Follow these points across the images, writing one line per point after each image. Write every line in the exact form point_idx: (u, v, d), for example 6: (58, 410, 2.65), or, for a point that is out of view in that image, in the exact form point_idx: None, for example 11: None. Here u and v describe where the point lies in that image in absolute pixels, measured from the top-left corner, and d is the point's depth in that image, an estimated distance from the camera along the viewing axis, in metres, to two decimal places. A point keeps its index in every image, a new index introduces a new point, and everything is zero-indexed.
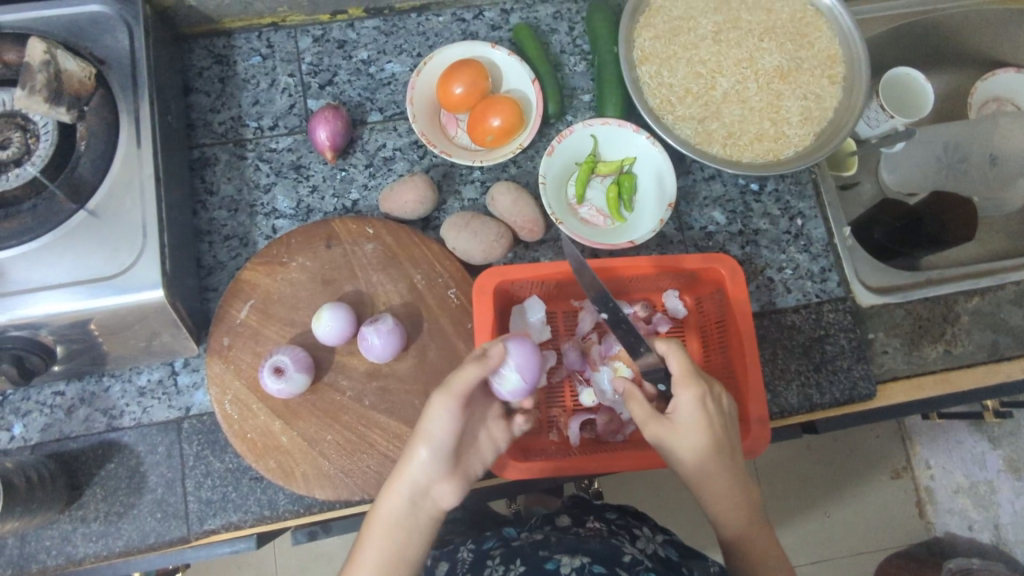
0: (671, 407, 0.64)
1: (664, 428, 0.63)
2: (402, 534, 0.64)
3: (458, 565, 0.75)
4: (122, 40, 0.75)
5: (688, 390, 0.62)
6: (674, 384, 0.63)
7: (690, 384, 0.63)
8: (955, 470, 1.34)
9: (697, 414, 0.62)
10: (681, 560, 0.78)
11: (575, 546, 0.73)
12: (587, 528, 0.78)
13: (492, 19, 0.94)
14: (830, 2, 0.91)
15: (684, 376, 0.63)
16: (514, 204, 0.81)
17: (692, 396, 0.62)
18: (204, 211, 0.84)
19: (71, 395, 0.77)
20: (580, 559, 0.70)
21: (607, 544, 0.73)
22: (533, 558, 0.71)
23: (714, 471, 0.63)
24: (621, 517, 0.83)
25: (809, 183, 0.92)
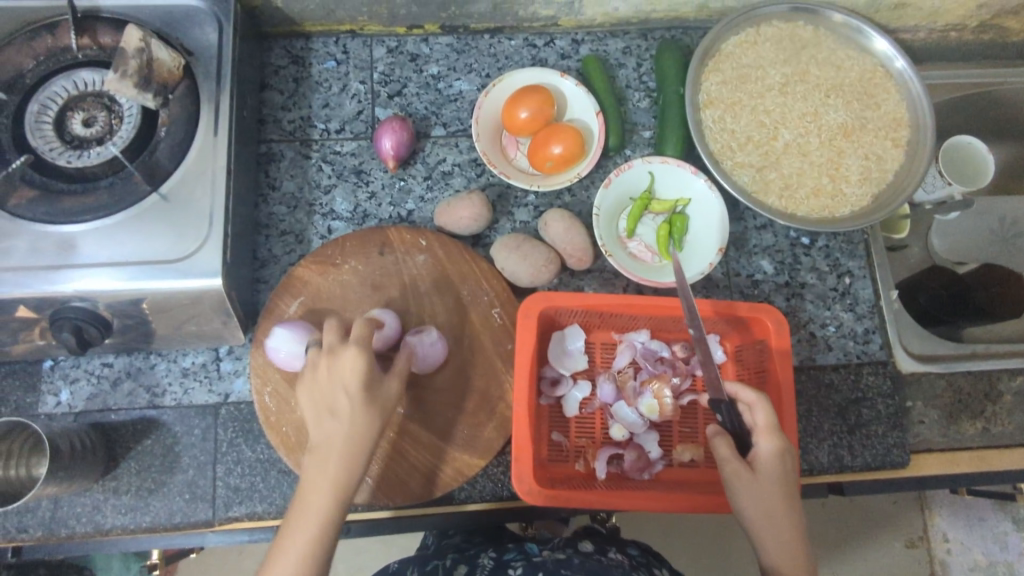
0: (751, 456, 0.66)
1: (742, 471, 0.64)
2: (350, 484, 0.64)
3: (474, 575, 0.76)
4: (210, 34, 0.78)
5: (771, 440, 0.65)
6: (757, 432, 0.66)
7: (774, 435, 0.66)
8: (974, 547, 1.31)
9: (777, 465, 0.64)
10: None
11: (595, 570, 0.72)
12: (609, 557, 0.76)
13: (562, 48, 0.96)
14: (901, 66, 0.92)
15: (769, 426, 0.66)
16: (566, 231, 0.82)
17: (773, 447, 0.65)
18: (265, 205, 0.86)
19: (118, 368, 0.80)
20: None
21: None
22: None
23: (780, 528, 0.63)
24: (642, 555, 0.82)
25: (861, 243, 0.92)
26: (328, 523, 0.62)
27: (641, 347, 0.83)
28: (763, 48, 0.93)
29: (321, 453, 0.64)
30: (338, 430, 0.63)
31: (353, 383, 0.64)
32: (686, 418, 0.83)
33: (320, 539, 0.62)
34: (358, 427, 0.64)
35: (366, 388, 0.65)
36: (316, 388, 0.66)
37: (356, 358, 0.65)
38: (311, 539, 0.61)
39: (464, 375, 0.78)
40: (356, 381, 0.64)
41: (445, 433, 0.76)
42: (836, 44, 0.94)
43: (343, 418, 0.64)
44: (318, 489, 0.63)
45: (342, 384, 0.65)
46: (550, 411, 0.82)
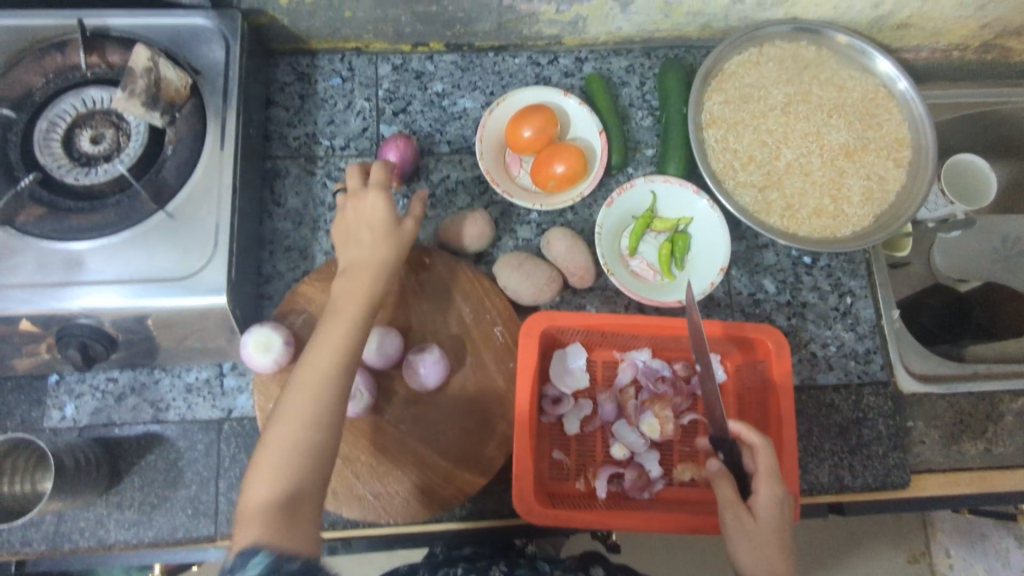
0: (751, 502, 0.64)
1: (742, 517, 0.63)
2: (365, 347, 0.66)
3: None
4: (217, 53, 0.79)
5: (772, 488, 0.64)
6: (759, 479, 0.64)
7: (777, 485, 0.64)
8: (977, 563, 1.31)
9: (775, 515, 0.63)
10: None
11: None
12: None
13: (566, 66, 0.96)
14: (904, 87, 0.92)
15: (770, 474, 0.64)
16: (569, 250, 0.83)
17: (773, 495, 0.63)
18: (270, 221, 0.87)
19: (122, 383, 0.80)
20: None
21: None
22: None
23: None
24: None
25: (862, 263, 0.92)
26: (336, 388, 0.61)
27: (642, 366, 0.83)
28: (766, 68, 0.94)
29: (333, 318, 0.65)
30: (351, 314, 0.65)
31: (380, 230, 0.69)
32: (687, 437, 0.83)
33: (323, 404, 0.60)
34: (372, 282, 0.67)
35: (391, 222, 0.70)
36: (342, 230, 0.71)
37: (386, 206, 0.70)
38: (314, 406, 0.60)
39: (466, 394, 0.78)
40: (381, 220, 0.70)
41: (446, 451, 0.76)
42: (838, 64, 0.95)
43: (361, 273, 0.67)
44: (324, 354, 0.62)
45: (368, 223, 0.70)
46: (551, 430, 0.82)
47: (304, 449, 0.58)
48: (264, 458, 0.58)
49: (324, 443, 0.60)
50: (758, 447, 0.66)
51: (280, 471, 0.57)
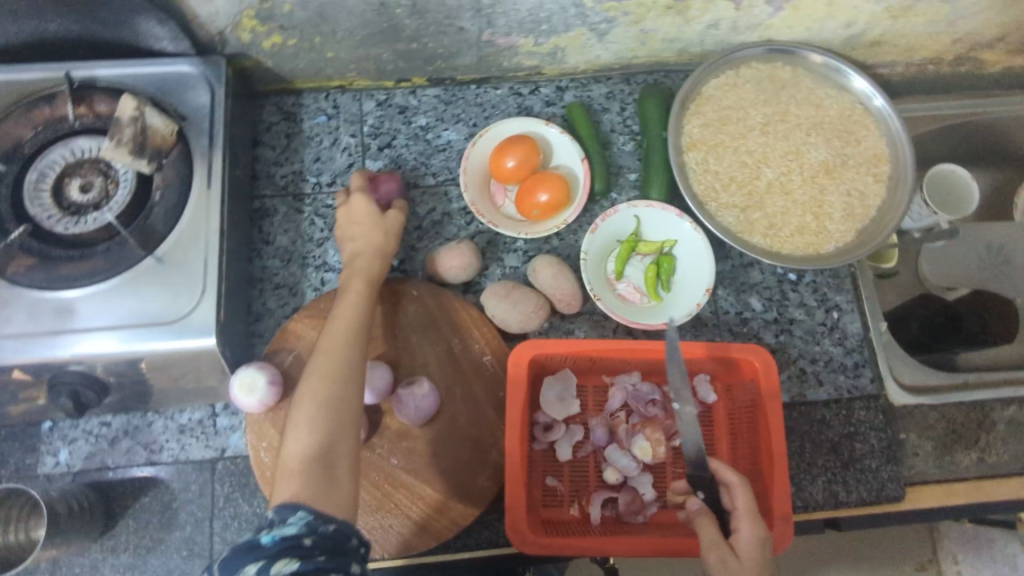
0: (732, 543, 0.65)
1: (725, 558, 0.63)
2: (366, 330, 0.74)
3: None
4: (203, 99, 0.80)
5: (753, 527, 0.65)
6: (739, 517, 0.66)
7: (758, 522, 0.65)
8: (984, 570, 1.30)
9: (757, 554, 0.63)
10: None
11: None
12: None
13: (547, 95, 0.98)
14: (880, 104, 0.94)
15: (750, 513, 0.66)
16: (554, 277, 0.83)
17: (755, 535, 0.64)
18: (259, 259, 0.88)
19: (115, 427, 0.81)
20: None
21: None
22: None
23: None
24: None
25: (847, 278, 0.93)
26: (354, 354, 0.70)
27: (632, 390, 0.84)
28: (743, 89, 0.95)
29: (342, 297, 0.75)
30: (353, 301, 0.74)
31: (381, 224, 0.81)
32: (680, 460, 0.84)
33: (346, 366, 0.68)
34: (370, 266, 0.79)
35: (376, 215, 0.81)
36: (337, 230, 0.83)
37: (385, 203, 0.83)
38: (335, 365, 0.68)
39: (457, 424, 0.79)
40: (369, 215, 0.81)
41: (439, 483, 0.76)
42: (814, 83, 0.96)
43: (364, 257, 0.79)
44: (338, 327, 0.72)
45: (357, 220, 0.81)
46: (543, 458, 0.82)
47: (333, 400, 0.65)
48: (301, 413, 0.65)
49: (349, 398, 0.67)
50: (737, 485, 0.67)
51: (315, 422, 0.64)
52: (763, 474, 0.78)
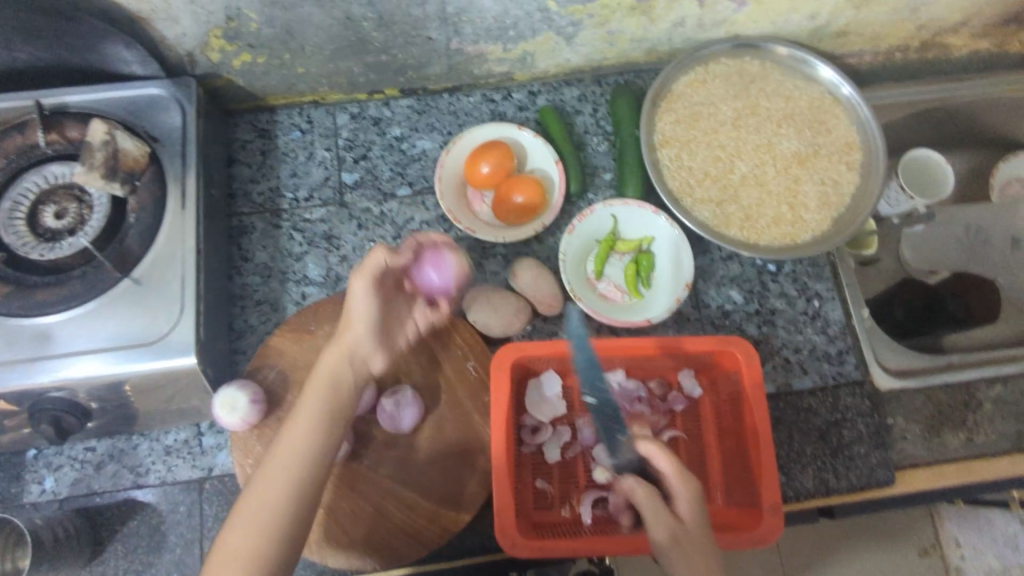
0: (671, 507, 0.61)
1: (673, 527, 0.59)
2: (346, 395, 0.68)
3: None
4: (175, 120, 0.81)
5: (689, 484, 0.62)
6: (674, 478, 0.62)
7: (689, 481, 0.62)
8: (987, 551, 1.29)
9: (697, 513, 0.61)
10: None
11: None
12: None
13: (519, 100, 0.99)
14: (848, 93, 0.95)
15: (681, 470, 0.62)
16: (534, 280, 0.84)
17: (690, 490, 0.62)
18: (239, 276, 0.88)
19: (101, 452, 0.80)
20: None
21: None
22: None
23: None
24: None
25: (826, 266, 0.94)
26: (304, 482, 0.62)
27: (617, 387, 0.84)
28: (713, 85, 0.96)
29: (303, 403, 0.66)
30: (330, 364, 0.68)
31: (352, 321, 0.69)
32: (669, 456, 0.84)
33: (290, 508, 0.61)
34: (337, 372, 0.68)
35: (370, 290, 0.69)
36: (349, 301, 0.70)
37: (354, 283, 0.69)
38: (297, 454, 0.63)
39: (443, 431, 0.79)
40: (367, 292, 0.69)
41: (427, 491, 0.76)
42: (783, 75, 0.97)
43: (329, 359, 0.68)
44: (290, 449, 0.63)
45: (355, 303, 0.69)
46: (532, 460, 0.82)
47: (259, 560, 0.58)
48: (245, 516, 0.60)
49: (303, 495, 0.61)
50: (657, 449, 0.64)
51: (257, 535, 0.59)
52: (751, 465, 0.77)
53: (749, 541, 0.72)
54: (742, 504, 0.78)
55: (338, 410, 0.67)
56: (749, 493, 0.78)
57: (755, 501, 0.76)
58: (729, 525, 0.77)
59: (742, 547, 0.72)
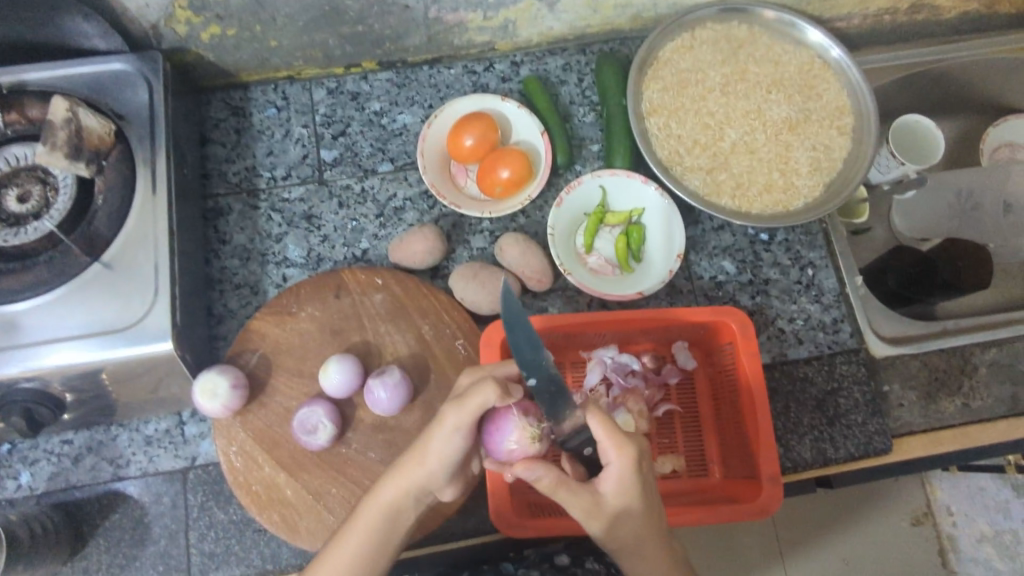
0: (602, 474, 0.57)
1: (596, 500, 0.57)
2: (402, 520, 0.60)
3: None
4: (142, 95, 0.77)
5: (622, 455, 0.56)
6: (604, 449, 0.57)
7: (621, 453, 0.56)
8: (979, 518, 1.30)
9: (627, 482, 0.57)
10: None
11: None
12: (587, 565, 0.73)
13: (502, 71, 0.96)
14: (838, 55, 0.92)
15: (613, 440, 0.56)
16: (522, 255, 0.81)
17: (624, 462, 0.56)
18: (216, 259, 0.85)
19: (78, 444, 0.77)
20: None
21: None
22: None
23: (639, 544, 0.59)
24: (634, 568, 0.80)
25: (819, 233, 0.92)
26: None
27: (610, 362, 0.82)
28: (701, 51, 0.94)
29: (352, 526, 0.59)
30: (388, 498, 0.59)
31: (432, 459, 0.58)
32: (664, 429, 0.83)
33: None
34: (396, 503, 0.59)
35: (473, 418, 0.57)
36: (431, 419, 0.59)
37: (451, 427, 0.57)
38: None
39: (432, 412, 0.76)
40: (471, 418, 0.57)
41: None
42: (771, 39, 0.95)
43: (390, 489, 0.59)
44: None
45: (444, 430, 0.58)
46: None
47: None
48: None
49: None
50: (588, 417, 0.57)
51: None
52: (746, 436, 0.76)
53: (748, 512, 0.70)
54: (740, 476, 0.77)
55: (388, 542, 0.60)
56: (747, 464, 0.76)
57: (753, 472, 0.74)
58: (728, 497, 0.76)
59: (741, 519, 0.71)
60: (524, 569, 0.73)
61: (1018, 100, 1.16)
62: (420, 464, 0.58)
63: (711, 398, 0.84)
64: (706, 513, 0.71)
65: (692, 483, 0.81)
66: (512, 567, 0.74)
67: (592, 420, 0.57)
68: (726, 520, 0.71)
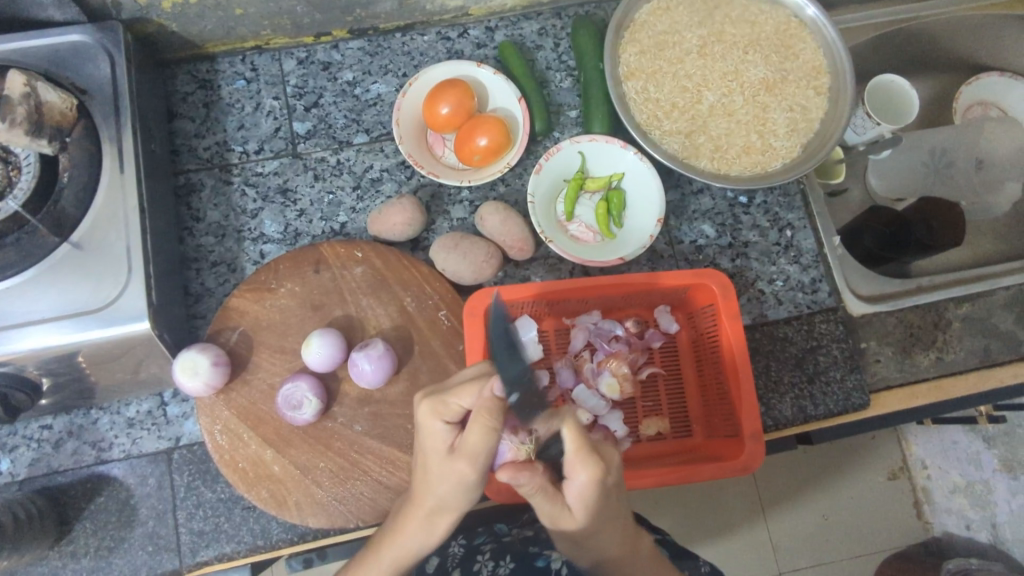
0: (568, 484, 0.57)
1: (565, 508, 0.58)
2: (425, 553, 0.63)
3: (449, 560, 0.76)
4: (103, 68, 0.74)
5: (586, 471, 0.55)
6: (570, 464, 0.55)
7: (589, 469, 0.55)
8: (951, 470, 1.33)
9: (593, 494, 0.56)
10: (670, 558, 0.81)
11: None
12: None
13: (477, 37, 0.94)
14: (814, 14, 0.91)
15: (579, 456, 0.55)
16: (502, 224, 0.81)
17: (589, 477, 0.55)
18: (191, 237, 0.83)
19: (58, 429, 0.76)
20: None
21: None
22: (523, 554, 0.75)
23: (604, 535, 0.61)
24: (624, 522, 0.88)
25: (798, 194, 0.92)
26: None
27: (594, 328, 0.83)
28: (677, 13, 0.93)
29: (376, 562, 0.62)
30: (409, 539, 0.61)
31: (450, 504, 0.58)
32: (648, 393, 0.84)
33: None
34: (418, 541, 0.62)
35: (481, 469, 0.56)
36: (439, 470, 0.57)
37: (462, 477, 0.56)
38: None
39: (417, 383, 0.76)
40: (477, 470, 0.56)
41: (406, 444, 0.74)
42: None
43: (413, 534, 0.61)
44: None
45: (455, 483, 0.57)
46: None
47: None
48: None
49: None
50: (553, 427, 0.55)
51: None
52: (728, 397, 0.77)
53: (731, 470, 0.72)
54: (722, 435, 0.78)
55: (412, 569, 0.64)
56: (729, 424, 0.78)
57: (735, 431, 0.75)
58: (710, 456, 0.78)
59: (724, 476, 0.73)
60: (518, 528, 0.80)
61: (990, 57, 1.17)
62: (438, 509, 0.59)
63: (694, 361, 0.85)
64: (689, 473, 0.72)
65: (675, 444, 0.82)
66: (507, 528, 0.80)
67: (562, 434, 0.55)
68: (708, 479, 0.72)
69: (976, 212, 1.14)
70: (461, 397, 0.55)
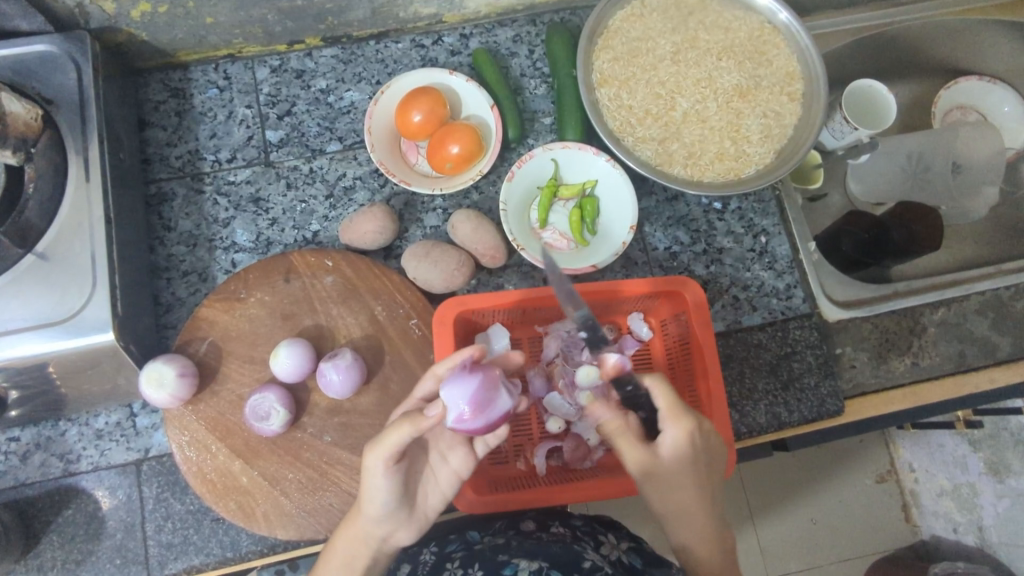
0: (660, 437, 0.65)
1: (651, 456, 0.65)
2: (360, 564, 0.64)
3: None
4: (70, 77, 0.74)
5: (678, 425, 0.63)
6: (663, 418, 0.63)
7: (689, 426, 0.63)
8: (938, 473, 1.26)
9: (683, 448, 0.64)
10: (645, 568, 0.75)
11: (534, 550, 0.73)
12: (549, 531, 0.77)
13: (451, 44, 0.94)
14: (787, 19, 0.90)
15: (671, 410, 0.63)
16: (474, 232, 0.80)
17: (680, 430, 0.63)
18: (162, 247, 0.83)
19: (26, 441, 0.76)
20: (538, 562, 0.71)
21: (568, 550, 0.73)
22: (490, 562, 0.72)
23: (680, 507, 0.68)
24: (586, 522, 0.81)
25: (772, 200, 0.92)
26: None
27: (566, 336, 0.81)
28: (651, 19, 0.93)
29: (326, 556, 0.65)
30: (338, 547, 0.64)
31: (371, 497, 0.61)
32: None
33: None
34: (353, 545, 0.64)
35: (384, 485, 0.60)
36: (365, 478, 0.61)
37: (380, 448, 0.58)
38: None
39: (389, 392, 0.76)
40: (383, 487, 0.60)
41: None
42: (721, 5, 0.93)
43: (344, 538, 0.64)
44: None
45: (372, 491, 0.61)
46: None
47: None
48: None
49: None
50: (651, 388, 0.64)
51: None
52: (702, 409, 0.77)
53: None
54: None
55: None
56: None
57: None
58: None
59: None
60: (488, 537, 0.78)
61: (969, 62, 1.17)
62: (373, 508, 0.62)
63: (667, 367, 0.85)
64: None
65: None
66: (478, 536, 0.78)
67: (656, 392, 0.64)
68: None
69: (955, 217, 1.14)
70: (411, 401, 0.67)
